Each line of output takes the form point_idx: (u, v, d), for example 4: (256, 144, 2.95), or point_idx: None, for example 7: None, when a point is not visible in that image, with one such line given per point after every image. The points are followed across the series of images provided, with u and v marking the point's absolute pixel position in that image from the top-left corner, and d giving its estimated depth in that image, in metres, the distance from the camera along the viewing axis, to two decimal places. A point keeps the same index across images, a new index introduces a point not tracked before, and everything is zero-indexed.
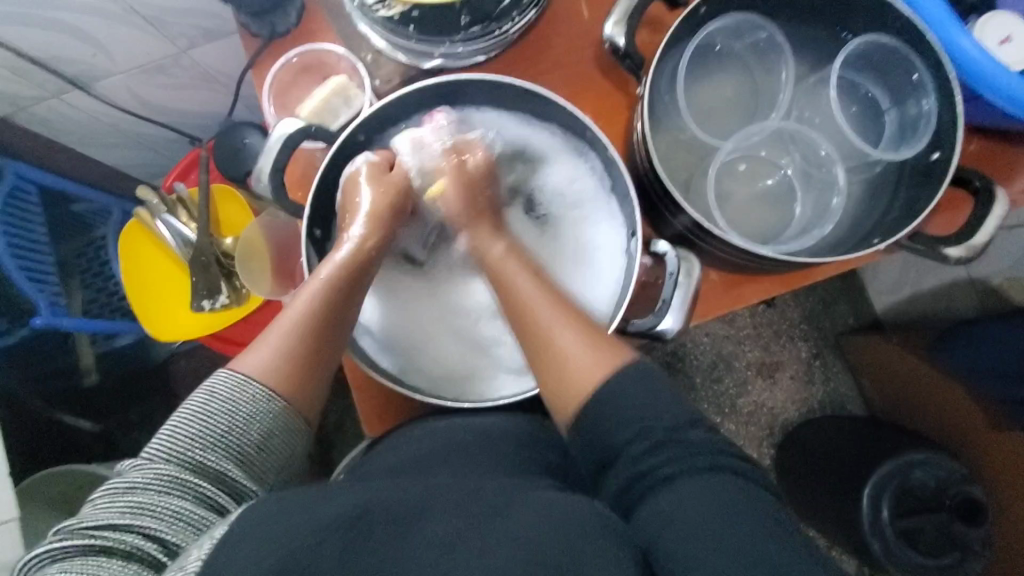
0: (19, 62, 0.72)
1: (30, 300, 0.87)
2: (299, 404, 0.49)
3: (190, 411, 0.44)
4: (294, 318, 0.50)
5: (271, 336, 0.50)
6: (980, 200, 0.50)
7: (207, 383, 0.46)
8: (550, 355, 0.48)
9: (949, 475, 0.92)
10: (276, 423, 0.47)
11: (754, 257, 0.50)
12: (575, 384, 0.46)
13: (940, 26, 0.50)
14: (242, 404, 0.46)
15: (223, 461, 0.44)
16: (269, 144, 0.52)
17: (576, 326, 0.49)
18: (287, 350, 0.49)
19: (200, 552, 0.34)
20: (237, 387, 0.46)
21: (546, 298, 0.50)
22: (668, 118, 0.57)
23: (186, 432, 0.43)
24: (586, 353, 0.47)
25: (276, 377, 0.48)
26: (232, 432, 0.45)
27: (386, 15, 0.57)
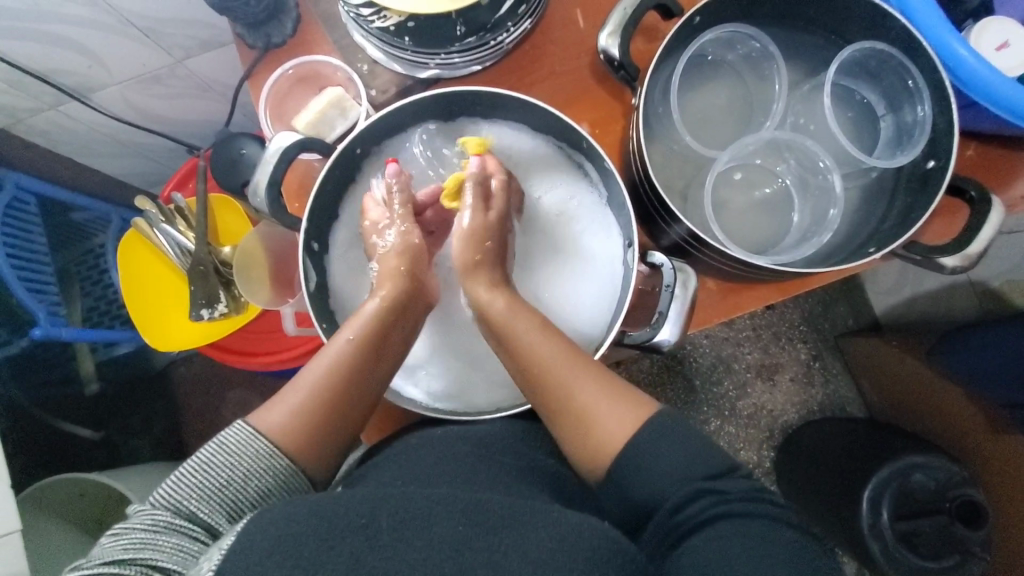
0: (17, 75, 0.72)
1: (29, 309, 0.87)
2: (306, 463, 0.48)
3: (194, 460, 0.45)
4: (313, 381, 0.50)
5: (288, 396, 0.50)
6: (976, 209, 0.50)
7: (216, 435, 0.47)
8: (578, 405, 0.49)
9: (948, 477, 0.92)
10: (276, 484, 0.47)
11: (751, 268, 0.50)
12: (603, 439, 0.48)
13: (934, 34, 0.50)
14: (244, 457, 0.46)
15: (215, 514, 0.44)
16: (266, 157, 0.52)
17: (596, 376, 0.50)
18: (302, 412, 0.49)
19: (211, 562, 0.34)
20: (244, 440, 0.47)
21: (571, 354, 0.51)
22: (664, 127, 0.57)
23: (187, 483, 0.44)
24: (614, 412, 0.49)
25: (288, 439, 0.48)
26: (230, 486, 0.45)
27: (381, 26, 0.56)
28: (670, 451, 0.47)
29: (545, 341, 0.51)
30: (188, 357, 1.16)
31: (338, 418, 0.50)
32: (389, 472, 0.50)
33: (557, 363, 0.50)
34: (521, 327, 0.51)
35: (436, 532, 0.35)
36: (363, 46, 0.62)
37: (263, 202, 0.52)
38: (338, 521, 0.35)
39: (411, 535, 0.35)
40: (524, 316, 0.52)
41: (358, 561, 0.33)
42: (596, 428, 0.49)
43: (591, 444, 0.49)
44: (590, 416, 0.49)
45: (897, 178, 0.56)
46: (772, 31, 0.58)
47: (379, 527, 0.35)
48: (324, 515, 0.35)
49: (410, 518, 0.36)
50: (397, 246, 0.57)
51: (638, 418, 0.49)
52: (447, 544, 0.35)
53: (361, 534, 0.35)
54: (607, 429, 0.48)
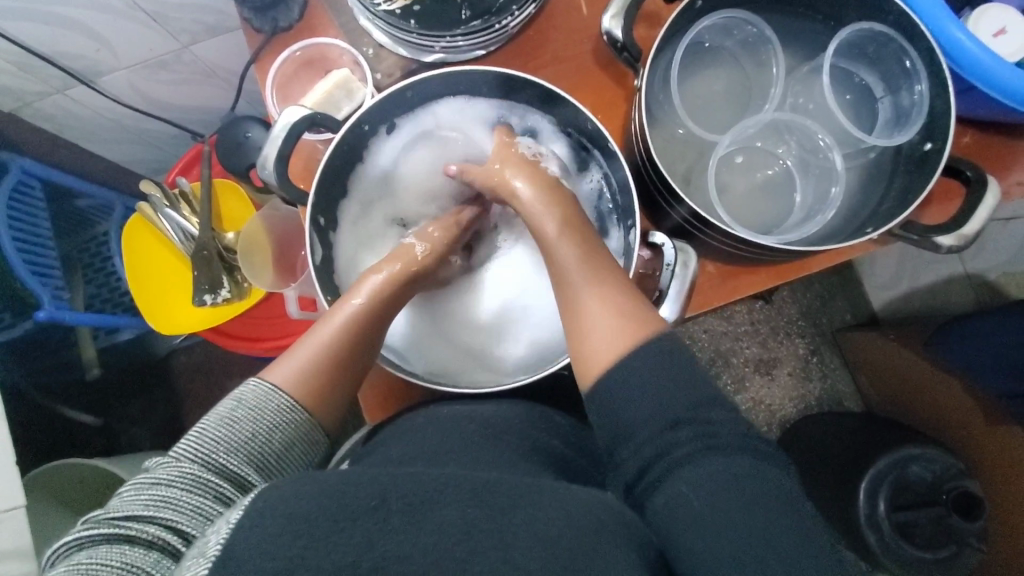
0: (25, 58, 0.73)
1: (34, 293, 0.88)
2: (320, 417, 0.50)
3: (219, 414, 0.46)
4: (321, 343, 0.51)
5: (302, 351, 0.51)
6: (973, 189, 0.51)
7: (237, 391, 0.48)
8: (585, 292, 0.49)
9: (943, 470, 0.93)
10: (297, 436, 0.48)
11: (753, 246, 0.51)
12: (596, 351, 0.46)
13: (934, 19, 0.52)
14: (265, 414, 0.47)
15: (245, 467, 0.45)
16: (274, 133, 0.52)
17: (606, 277, 0.49)
18: (309, 370, 0.50)
19: (219, 537, 0.34)
20: (265, 395, 0.48)
21: (587, 257, 0.51)
22: (666, 110, 0.58)
23: (213, 436, 0.45)
24: (611, 321, 0.46)
25: (304, 393, 0.49)
26: (255, 440, 0.46)
27: (387, 10, 0.59)
28: (661, 380, 0.43)
29: (562, 244, 0.52)
30: (190, 345, 1.16)
31: (337, 387, 0.51)
32: (396, 447, 0.51)
33: (573, 268, 0.50)
34: (546, 223, 0.54)
35: (443, 501, 0.36)
36: (369, 30, 0.63)
37: (270, 177, 0.53)
38: (353, 489, 0.35)
39: (419, 503, 0.35)
40: (547, 208, 0.54)
41: (371, 542, 0.33)
42: (593, 334, 0.47)
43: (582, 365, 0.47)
44: (588, 323, 0.47)
45: (896, 160, 0.56)
46: (773, 17, 0.59)
47: (391, 508, 0.35)
48: (331, 493, 0.35)
49: (422, 493, 0.36)
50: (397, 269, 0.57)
51: (644, 325, 0.46)
52: (452, 511, 0.35)
53: (370, 514, 0.34)
54: (599, 341, 0.46)
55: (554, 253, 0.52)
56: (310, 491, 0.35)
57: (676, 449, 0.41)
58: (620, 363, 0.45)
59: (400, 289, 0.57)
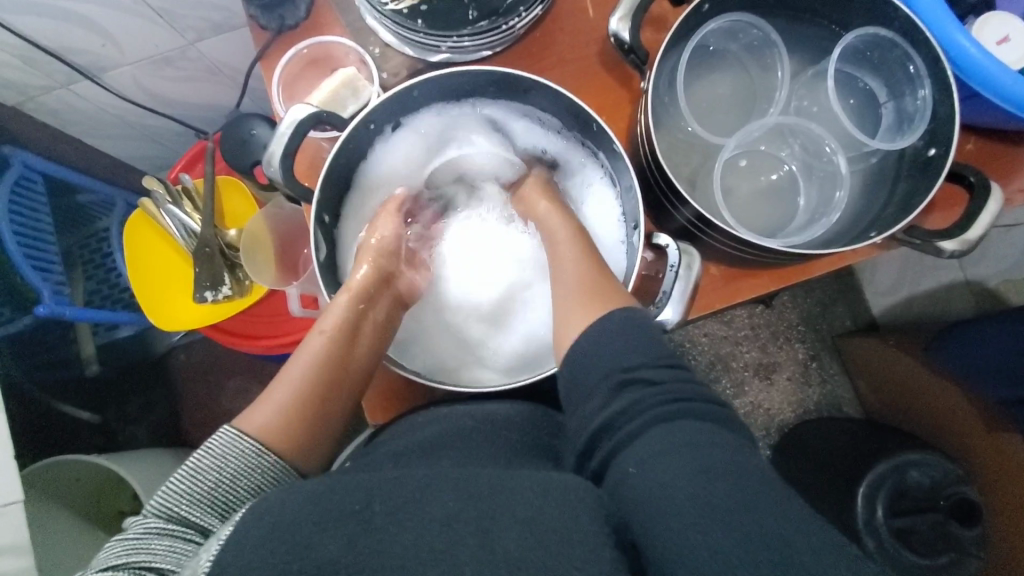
0: (30, 52, 0.73)
1: (34, 288, 0.87)
2: (294, 458, 0.50)
3: (182, 468, 0.44)
4: (292, 380, 0.54)
5: (275, 395, 0.53)
6: (976, 194, 0.51)
7: (205, 443, 0.46)
8: (570, 292, 0.54)
9: (943, 476, 0.93)
10: (269, 480, 0.47)
11: (758, 249, 0.51)
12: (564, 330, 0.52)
13: (939, 26, 0.52)
14: (231, 459, 0.46)
15: (208, 516, 0.43)
16: (280, 130, 0.52)
17: (592, 271, 0.54)
18: (282, 406, 0.51)
19: (209, 554, 0.34)
20: (232, 442, 0.47)
21: (580, 254, 0.57)
22: (672, 111, 0.58)
23: (179, 488, 0.43)
24: (581, 306, 0.52)
25: (273, 437, 0.49)
26: (221, 487, 0.44)
27: (395, 8, 0.59)
28: (633, 350, 0.47)
29: (563, 244, 0.58)
30: (189, 343, 1.16)
31: (331, 400, 0.54)
32: (399, 444, 0.51)
33: (568, 263, 0.57)
34: (555, 223, 0.60)
35: (446, 498, 0.36)
36: (376, 29, 0.63)
37: (276, 174, 0.53)
38: (338, 495, 0.36)
39: (422, 498, 0.35)
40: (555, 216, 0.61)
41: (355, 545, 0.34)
42: (568, 319, 0.52)
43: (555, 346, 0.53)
44: (564, 312, 0.53)
45: (900, 165, 0.57)
46: (778, 22, 0.59)
47: (373, 512, 0.35)
48: (317, 499, 0.36)
49: (412, 491, 0.36)
50: (371, 271, 0.60)
51: (610, 304, 0.51)
52: (459, 512, 0.35)
53: (357, 518, 0.35)
54: (568, 320, 0.52)
55: (554, 251, 0.59)
56: (296, 501, 0.36)
57: (659, 434, 0.41)
58: (581, 338, 0.50)
59: (381, 299, 0.60)
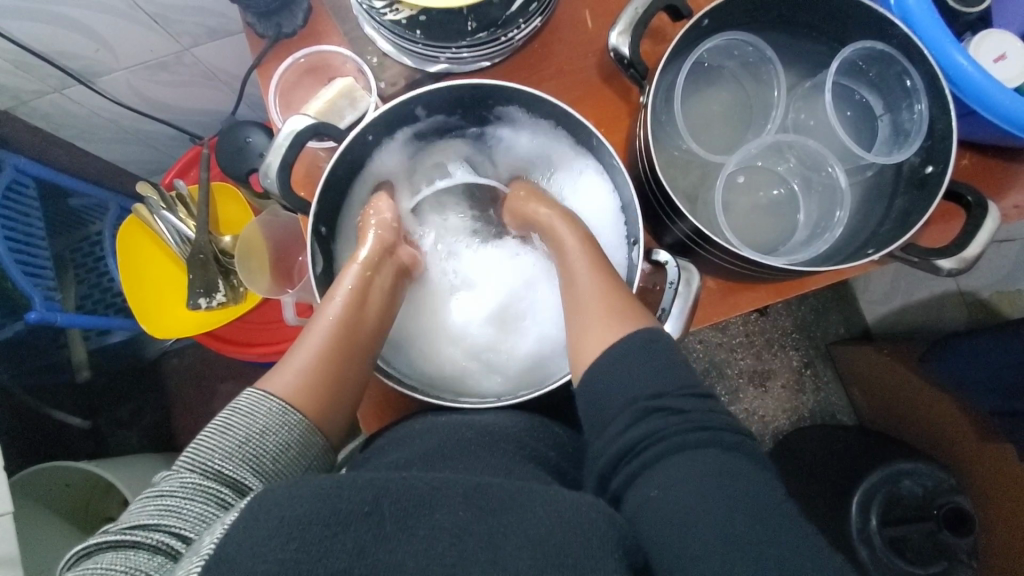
0: (23, 57, 0.72)
1: (25, 294, 0.86)
2: (319, 418, 0.50)
3: (215, 425, 0.46)
4: (315, 344, 0.53)
5: (294, 358, 0.52)
6: (973, 213, 0.51)
7: (232, 403, 0.47)
8: (596, 306, 0.51)
9: (936, 485, 0.94)
10: (295, 438, 0.47)
11: (755, 265, 0.51)
12: (587, 349, 0.50)
13: (935, 44, 0.52)
14: (258, 416, 0.47)
15: (239, 470, 0.44)
16: (278, 141, 0.52)
17: (607, 282, 0.52)
18: (304, 366, 0.51)
19: (212, 538, 0.34)
20: (256, 401, 0.48)
21: (593, 264, 0.54)
22: (670, 123, 0.58)
23: (209, 445, 0.44)
24: (603, 325, 0.50)
25: (300, 395, 0.49)
26: (250, 443, 0.45)
27: (393, 19, 0.58)
28: (644, 370, 0.46)
29: (577, 251, 0.55)
30: (182, 348, 1.15)
31: (349, 360, 0.53)
32: (393, 454, 0.50)
33: (580, 274, 0.54)
34: (564, 233, 0.57)
35: (444, 510, 0.35)
36: (374, 38, 0.63)
37: (274, 185, 0.53)
38: (348, 493, 0.35)
39: (412, 513, 0.35)
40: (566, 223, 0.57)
41: (364, 550, 0.33)
42: (587, 328, 0.50)
43: (577, 356, 0.51)
44: (589, 328, 0.50)
45: (896, 181, 0.57)
46: (777, 37, 0.59)
47: (384, 513, 0.35)
48: (327, 497, 0.35)
49: (416, 501, 0.36)
50: (375, 243, 0.58)
51: (634, 321, 0.49)
52: (449, 530, 0.35)
53: (365, 520, 0.34)
54: (594, 336, 0.50)
55: (565, 254, 0.56)
56: (307, 497, 0.35)
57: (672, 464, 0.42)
58: (606, 353, 0.48)
59: (387, 267, 0.59)
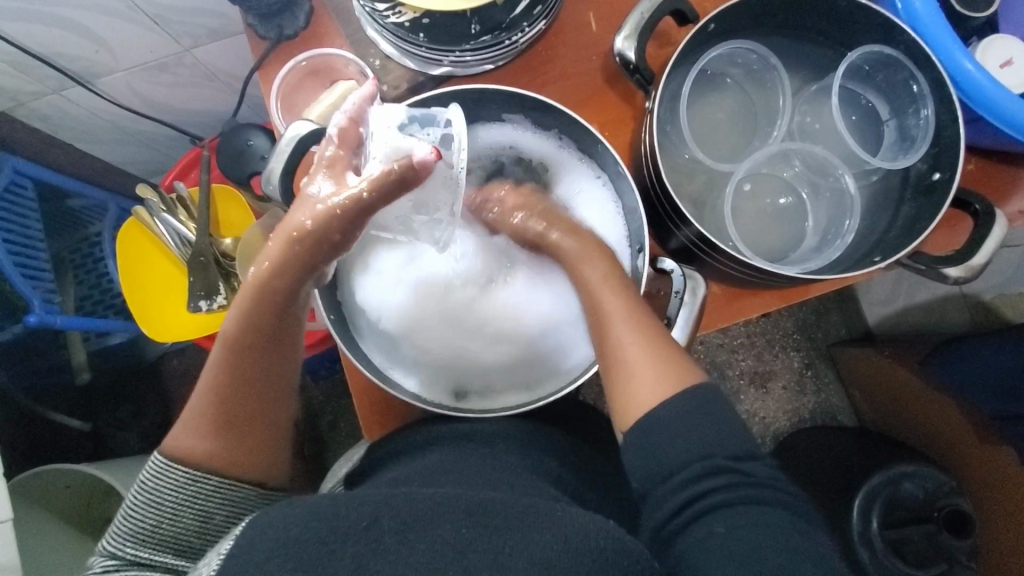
0: (22, 58, 0.71)
1: (23, 296, 0.86)
2: (239, 473, 0.48)
3: (126, 507, 0.46)
4: (225, 386, 0.49)
5: (204, 404, 0.49)
6: (980, 222, 0.51)
7: (139, 481, 0.47)
8: (631, 349, 0.46)
9: (937, 488, 0.94)
10: (213, 507, 0.47)
11: (761, 273, 0.50)
12: (638, 400, 0.45)
13: (944, 49, 0.52)
14: (167, 492, 0.46)
15: (160, 552, 0.45)
16: (281, 146, 0.51)
17: (643, 326, 0.47)
18: (202, 427, 0.48)
19: (210, 567, 0.35)
20: (160, 474, 0.47)
21: (625, 303, 0.48)
22: (675, 128, 0.58)
23: (125, 528, 0.46)
24: (652, 374, 0.45)
25: (210, 458, 0.47)
26: (162, 524, 0.45)
27: (397, 22, 0.58)
28: (682, 429, 0.44)
29: (603, 291, 0.49)
30: (182, 350, 1.15)
31: (271, 398, 0.51)
32: (396, 469, 0.50)
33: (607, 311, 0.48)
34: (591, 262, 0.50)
35: (447, 525, 0.35)
36: (376, 41, 0.63)
37: (276, 191, 0.53)
38: (346, 511, 0.36)
39: (415, 528, 0.35)
40: (593, 257, 0.51)
41: (364, 565, 0.33)
42: (631, 381, 0.46)
43: (624, 405, 0.46)
44: (632, 385, 0.46)
45: (902, 187, 0.57)
46: (781, 42, 0.59)
47: (384, 527, 0.35)
48: (327, 515, 0.35)
49: (417, 516, 0.35)
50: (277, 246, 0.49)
51: (677, 380, 0.45)
52: (452, 547, 0.34)
53: (365, 535, 0.34)
54: (639, 391, 0.45)
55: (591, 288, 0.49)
56: (305, 516, 0.36)
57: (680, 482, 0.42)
58: (651, 415, 0.44)
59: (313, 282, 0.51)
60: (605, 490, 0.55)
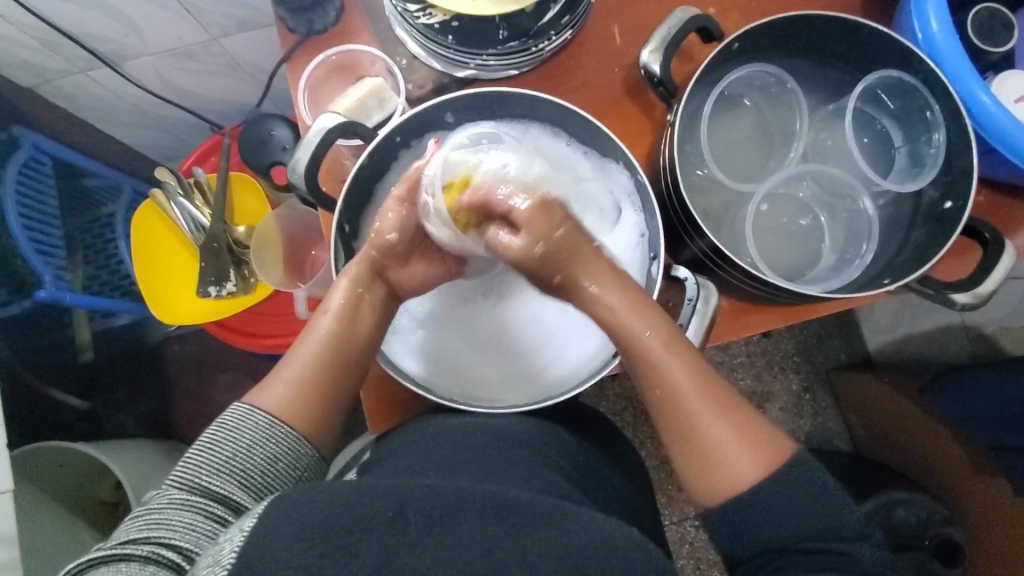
0: (55, 36, 0.73)
1: (34, 271, 0.87)
2: (307, 428, 0.49)
3: (201, 440, 0.46)
4: (304, 361, 0.50)
5: (285, 373, 0.50)
6: (989, 250, 0.53)
7: (218, 418, 0.48)
8: (725, 431, 0.48)
9: (928, 516, 0.98)
10: (284, 450, 0.47)
11: (774, 289, 0.51)
12: (727, 480, 0.47)
13: (961, 80, 0.53)
14: (244, 431, 0.47)
15: (228, 485, 0.44)
16: (308, 137, 0.53)
17: (717, 396, 0.48)
18: (290, 379, 0.50)
19: (233, 544, 0.34)
20: (241, 416, 0.47)
21: (700, 389, 0.48)
22: (693, 143, 0.59)
23: (197, 461, 0.45)
24: (741, 454, 0.47)
25: (286, 409, 0.49)
26: (236, 458, 0.45)
27: (427, 23, 0.60)
28: (785, 505, 0.47)
29: (673, 364, 0.48)
30: (184, 335, 1.15)
31: (338, 378, 0.51)
32: (404, 457, 0.51)
33: (684, 386, 0.48)
34: (652, 341, 0.48)
35: (468, 522, 0.35)
36: (404, 40, 0.64)
37: (300, 180, 0.54)
38: (370, 499, 0.36)
39: (438, 520, 0.35)
40: (647, 324, 0.48)
41: (388, 556, 0.33)
42: (720, 464, 0.47)
43: (710, 483, 0.48)
44: (723, 460, 0.47)
45: (913, 213, 0.58)
46: (800, 65, 0.61)
47: (408, 520, 0.35)
48: (349, 502, 0.35)
49: (438, 507, 0.35)
50: (363, 261, 0.53)
51: (770, 456, 0.48)
52: (475, 540, 0.34)
53: (389, 525, 0.34)
54: (727, 472, 0.47)
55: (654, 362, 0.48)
56: (330, 503, 0.35)
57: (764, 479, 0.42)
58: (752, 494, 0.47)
59: (376, 288, 0.55)
60: (609, 491, 0.56)
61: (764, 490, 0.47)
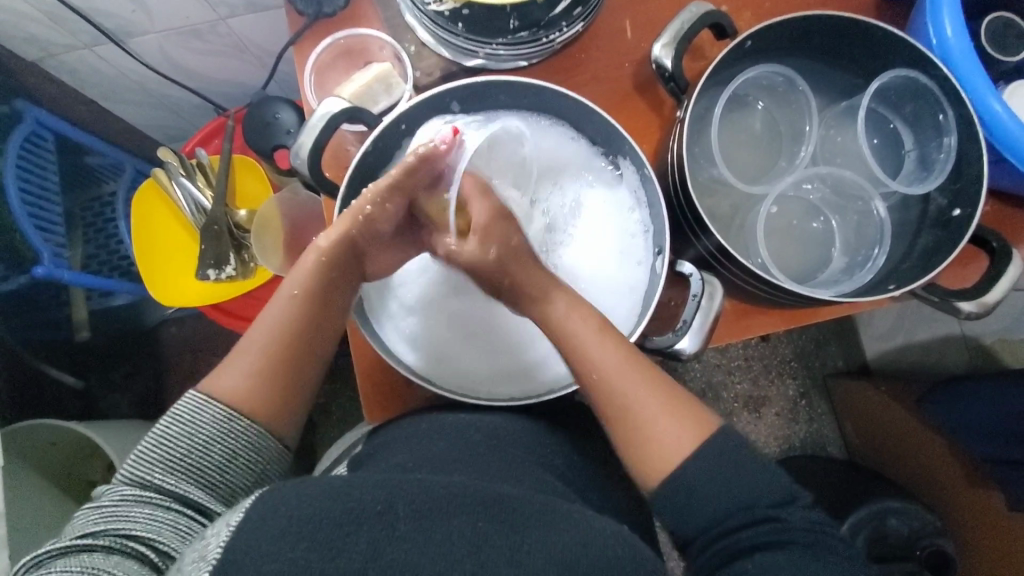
0: (61, 11, 0.72)
1: (33, 247, 0.86)
2: (268, 422, 0.48)
3: (154, 433, 0.45)
4: (264, 342, 0.50)
5: (240, 359, 0.49)
6: (996, 258, 0.52)
7: (173, 407, 0.46)
8: (654, 403, 0.48)
9: (922, 526, 0.96)
10: (244, 446, 0.47)
11: (778, 290, 0.51)
12: (663, 454, 0.46)
13: (974, 89, 0.52)
14: (202, 424, 0.46)
15: (184, 484, 0.44)
16: (312, 121, 0.52)
17: (649, 375, 0.49)
18: (250, 367, 0.49)
19: (219, 539, 0.33)
20: (197, 407, 0.46)
21: (627, 364, 0.49)
22: (701, 142, 0.59)
23: (151, 457, 0.45)
24: (671, 425, 0.47)
25: (241, 398, 0.47)
26: (192, 455, 0.45)
27: (437, 9, 0.59)
28: (728, 483, 0.45)
29: (602, 345, 0.49)
30: (182, 317, 1.15)
31: (301, 363, 0.51)
32: (398, 452, 0.51)
33: (610, 366, 0.49)
34: (580, 326, 0.50)
35: (459, 518, 0.35)
36: (413, 27, 0.63)
37: (303, 164, 0.53)
38: (357, 492, 0.35)
39: (428, 515, 0.35)
40: (584, 315, 0.50)
41: (376, 549, 0.33)
42: (653, 435, 0.47)
43: (649, 460, 0.47)
44: (650, 432, 0.47)
45: (921, 220, 0.58)
46: (812, 66, 0.60)
47: (396, 515, 0.34)
48: (338, 496, 0.35)
49: (431, 502, 0.35)
50: (341, 236, 0.52)
51: (700, 430, 0.47)
52: (469, 537, 0.34)
53: (380, 520, 0.34)
54: (662, 444, 0.47)
55: (581, 347, 0.50)
56: (319, 495, 0.35)
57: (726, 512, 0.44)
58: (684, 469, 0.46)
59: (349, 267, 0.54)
60: (602, 489, 0.55)
61: (738, 485, 0.45)
